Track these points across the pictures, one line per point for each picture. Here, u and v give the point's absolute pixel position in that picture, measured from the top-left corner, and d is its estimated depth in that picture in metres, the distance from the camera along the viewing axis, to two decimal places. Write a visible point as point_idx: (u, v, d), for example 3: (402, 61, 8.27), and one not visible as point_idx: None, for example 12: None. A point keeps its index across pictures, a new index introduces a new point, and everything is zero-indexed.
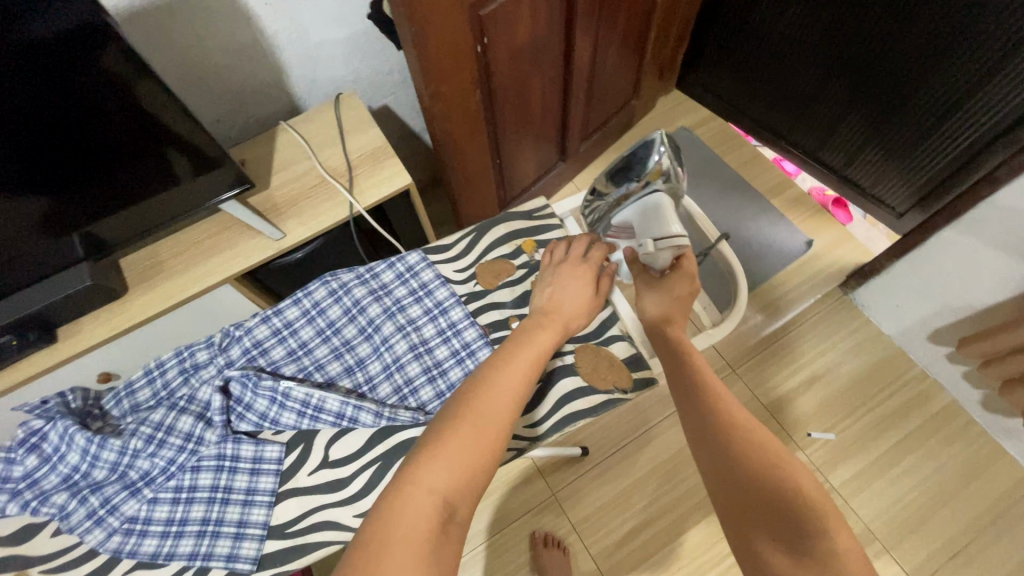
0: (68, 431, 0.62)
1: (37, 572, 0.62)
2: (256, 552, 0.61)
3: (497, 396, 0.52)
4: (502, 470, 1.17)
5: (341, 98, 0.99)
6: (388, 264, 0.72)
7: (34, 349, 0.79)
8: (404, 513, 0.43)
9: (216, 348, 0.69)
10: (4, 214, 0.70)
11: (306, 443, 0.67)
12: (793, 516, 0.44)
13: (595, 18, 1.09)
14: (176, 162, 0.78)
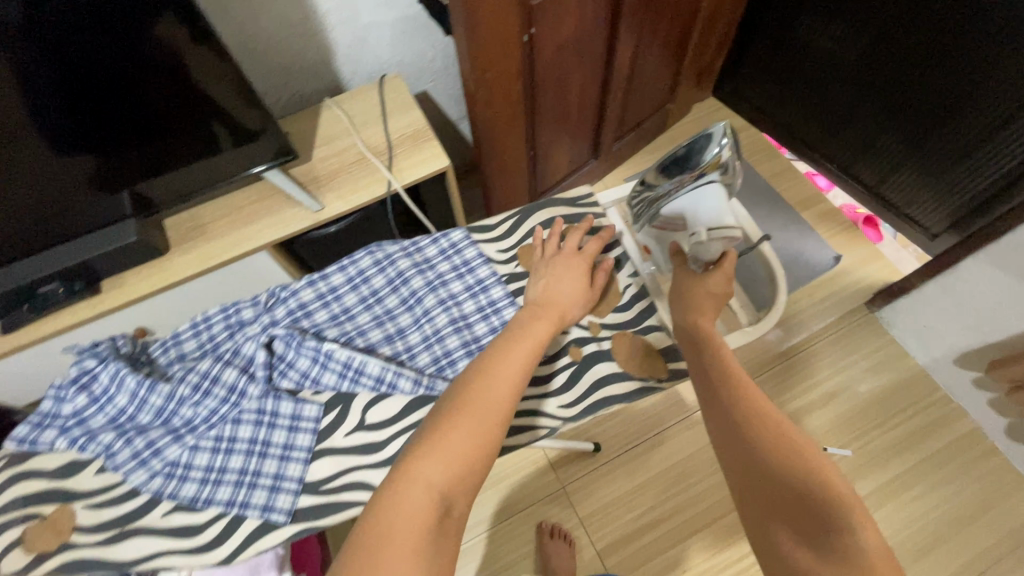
0: (120, 373, 0.66)
1: (79, 506, 0.62)
2: (290, 505, 0.62)
3: (493, 390, 0.55)
4: (514, 459, 1.18)
5: (385, 78, 1.00)
6: (433, 239, 0.75)
7: (77, 298, 0.82)
8: (402, 506, 0.47)
9: (262, 308, 0.73)
10: (56, 170, 0.73)
11: (343, 406, 0.67)
12: (807, 506, 0.45)
13: (641, 16, 1.09)
14: (224, 129, 0.80)
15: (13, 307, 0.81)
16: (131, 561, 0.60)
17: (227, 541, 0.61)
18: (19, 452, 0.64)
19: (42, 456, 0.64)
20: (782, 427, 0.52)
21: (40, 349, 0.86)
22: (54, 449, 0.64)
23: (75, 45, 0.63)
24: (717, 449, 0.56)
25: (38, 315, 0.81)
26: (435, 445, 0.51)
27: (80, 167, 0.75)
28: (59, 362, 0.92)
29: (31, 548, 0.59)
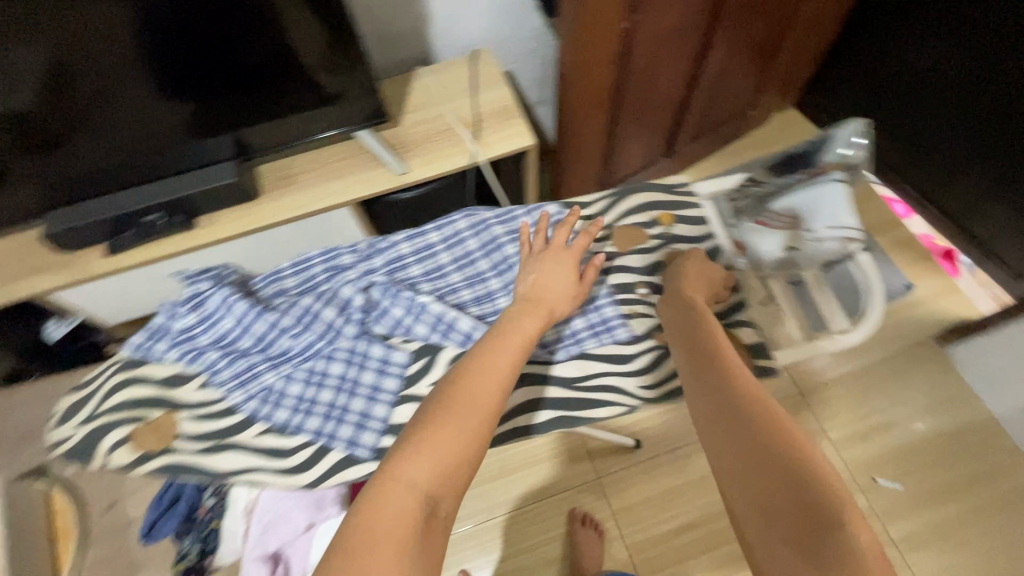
0: (229, 298, 0.70)
1: (184, 417, 0.67)
2: (374, 443, 0.66)
3: (480, 384, 0.53)
4: (552, 444, 1.19)
5: (478, 52, 1.00)
6: (527, 210, 0.80)
7: (175, 229, 0.87)
8: (384, 506, 0.43)
9: (360, 255, 0.77)
10: (159, 112, 0.79)
11: (430, 356, 0.70)
12: (820, 527, 0.41)
13: (743, 13, 1.06)
14: (322, 85, 0.83)
15: (119, 231, 0.87)
16: (225, 472, 0.65)
17: (314, 467, 0.65)
18: (132, 359, 0.69)
19: (150, 365, 0.69)
20: (785, 437, 0.49)
21: (134, 274, 0.92)
22: (163, 361, 0.69)
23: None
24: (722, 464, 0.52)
25: (137, 242, 0.87)
26: (422, 442, 0.47)
27: (178, 109, 0.80)
28: (147, 289, 0.98)
29: (138, 447, 0.65)
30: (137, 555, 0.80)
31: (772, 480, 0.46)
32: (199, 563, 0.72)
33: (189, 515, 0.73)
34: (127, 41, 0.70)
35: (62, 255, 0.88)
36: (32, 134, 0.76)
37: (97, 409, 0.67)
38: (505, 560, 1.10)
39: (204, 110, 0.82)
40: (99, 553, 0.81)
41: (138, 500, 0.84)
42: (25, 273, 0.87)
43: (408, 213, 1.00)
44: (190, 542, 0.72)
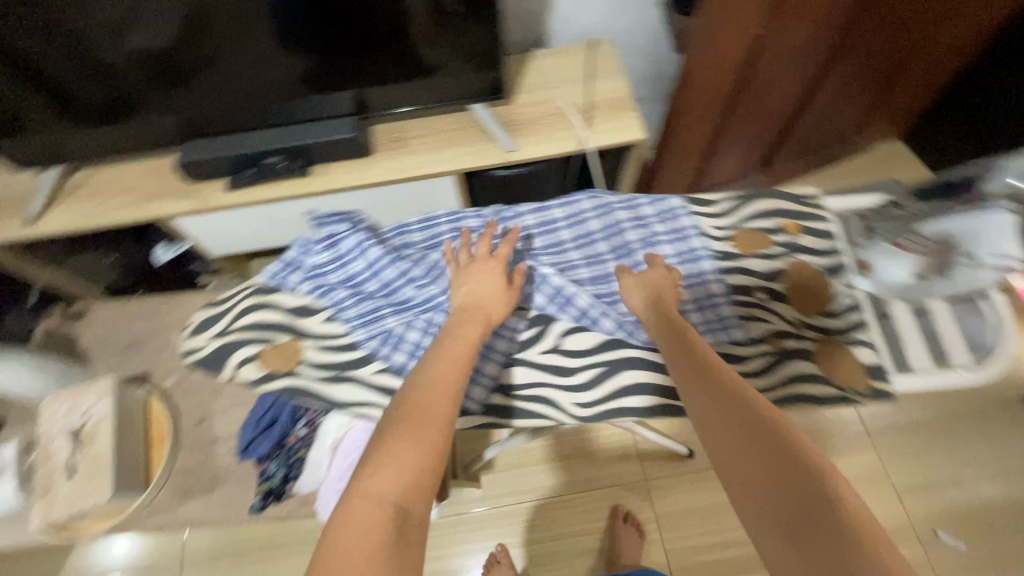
0: (365, 242, 0.74)
1: (311, 344, 0.71)
2: (484, 396, 0.71)
3: (433, 395, 0.52)
4: (604, 438, 1.19)
5: (597, 43, 1.01)
6: (650, 201, 0.80)
7: (291, 173, 0.92)
8: (350, 523, 0.41)
9: (484, 222, 0.79)
10: (279, 61, 0.84)
11: (543, 326, 0.75)
12: (820, 515, 0.40)
13: (876, 39, 0.98)
14: (447, 53, 0.86)
15: (242, 168, 0.93)
16: (343, 402, 0.68)
17: None
18: (266, 286, 0.74)
19: (281, 294, 0.74)
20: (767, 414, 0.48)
21: (245, 211, 0.98)
22: (298, 291, 0.74)
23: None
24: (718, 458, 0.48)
25: (256, 181, 0.92)
26: (383, 454, 0.46)
27: (298, 59, 0.84)
28: (253, 227, 1.04)
29: (264, 365, 0.70)
30: (221, 469, 0.87)
31: (763, 466, 0.45)
32: (282, 487, 0.75)
33: (280, 442, 0.78)
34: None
35: (188, 184, 0.95)
36: (167, 70, 0.83)
37: (231, 326, 0.72)
38: (542, 542, 1.12)
39: (324, 64, 0.85)
40: (187, 462, 0.88)
41: (226, 420, 0.91)
42: (154, 195, 0.94)
43: (505, 190, 1.02)
44: (276, 466, 0.77)
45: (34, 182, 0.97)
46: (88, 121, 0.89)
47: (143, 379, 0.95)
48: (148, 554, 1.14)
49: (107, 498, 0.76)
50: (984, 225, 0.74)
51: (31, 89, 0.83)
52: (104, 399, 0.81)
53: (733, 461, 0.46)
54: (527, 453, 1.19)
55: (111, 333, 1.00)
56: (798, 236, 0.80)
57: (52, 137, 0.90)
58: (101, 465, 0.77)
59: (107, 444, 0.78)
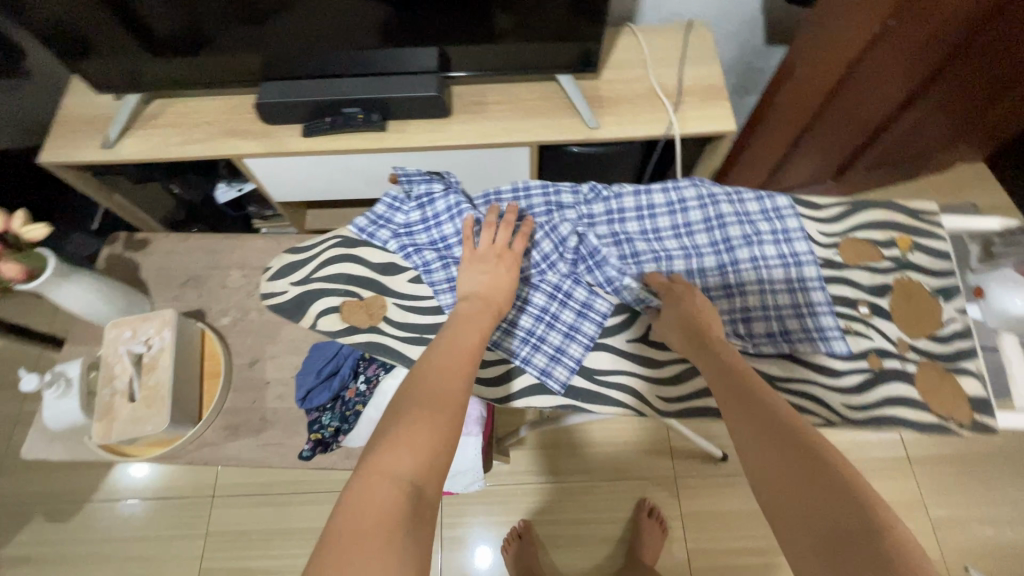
0: (459, 205, 0.61)
1: (391, 302, 0.60)
2: (565, 380, 0.58)
3: (443, 376, 0.49)
4: (638, 430, 1.19)
5: (693, 26, 0.97)
6: (758, 196, 0.62)
7: (365, 127, 0.91)
8: (364, 499, 0.40)
9: (580, 198, 0.66)
10: (360, 10, 0.81)
11: (631, 314, 0.62)
12: (855, 529, 0.36)
13: (995, 70, 0.86)
14: (541, 20, 0.83)
15: (318, 116, 0.92)
16: None
17: (502, 387, 0.59)
18: (353, 238, 0.64)
19: (369, 246, 0.63)
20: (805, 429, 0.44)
21: (314, 160, 0.97)
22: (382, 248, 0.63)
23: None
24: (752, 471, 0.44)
25: (332, 129, 0.91)
26: (399, 435, 0.44)
27: (386, 11, 0.81)
28: (319, 177, 1.03)
29: (346, 319, 0.59)
30: (269, 413, 0.87)
31: (797, 477, 0.41)
32: (333, 438, 0.75)
33: (338, 395, 0.77)
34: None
35: (261, 126, 0.94)
36: (248, 8, 0.81)
37: (313, 275, 0.62)
38: (564, 524, 1.13)
39: (414, 17, 0.82)
40: (236, 402, 0.88)
41: (277, 365, 0.91)
42: (229, 133, 0.94)
43: (577, 167, 1.00)
44: (329, 418, 0.77)
45: (114, 107, 0.97)
46: (167, 52, 0.88)
47: (200, 315, 0.96)
48: (182, 484, 1.17)
49: (163, 427, 0.77)
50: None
51: (111, 15, 0.81)
52: (165, 330, 0.83)
53: (764, 470, 0.43)
54: (559, 435, 1.20)
55: (170, 266, 1.00)
56: (913, 254, 0.59)
57: (130, 64, 0.89)
58: (160, 395, 0.78)
59: (167, 374, 0.80)
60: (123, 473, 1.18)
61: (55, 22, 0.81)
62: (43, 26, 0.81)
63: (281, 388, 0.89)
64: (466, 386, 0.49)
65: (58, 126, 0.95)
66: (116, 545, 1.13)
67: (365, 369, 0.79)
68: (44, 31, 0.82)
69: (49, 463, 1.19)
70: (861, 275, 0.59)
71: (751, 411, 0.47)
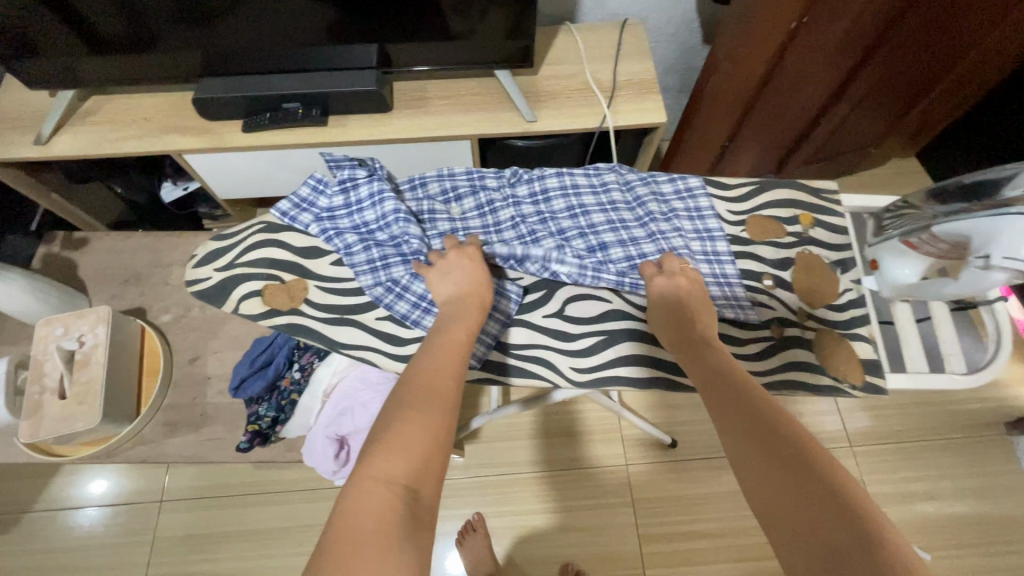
0: (382, 191, 0.62)
1: (313, 285, 0.61)
2: (481, 355, 0.59)
3: (435, 374, 0.48)
4: (592, 420, 1.21)
5: (627, 25, 1.01)
6: (672, 178, 0.66)
7: (306, 121, 0.92)
8: (358, 507, 0.37)
9: (505, 182, 0.68)
10: (300, 9, 0.83)
11: (547, 290, 0.63)
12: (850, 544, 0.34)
13: (907, 43, 0.93)
14: (479, 17, 0.85)
15: (259, 112, 0.92)
16: (344, 347, 0.58)
17: None
18: (277, 223, 0.64)
19: (294, 232, 0.64)
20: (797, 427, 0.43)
21: (258, 156, 0.97)
22: (305, 232, 0.64)
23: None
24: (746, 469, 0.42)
25: (272, 124, 0.92)
26: (393, 436, 0.42)
27: (320, 7, 0.83)
28: (264, 172, 1.03)
29: (266, 302, 0.59)
30: (210, 408, 0.86)
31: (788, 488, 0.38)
32: (271, 429, 0.77)
33: (273, 385, 0.77)
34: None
35: (201, 122, 0.94)
36: (188, 6, 0.81)
37: (237, 260, 0.63)
38: (518, 514, 1.13)
39: (350, 14, 0.84)
40: (175, 399, 0.86)
41: (219, 360, 0.90)
42: (169, 129, 0.94)
43: (520, 161, 1.02)
44: (266, 408, 0.77)
45: (49, 104, 0.96)
46: (100, 48, 0.87)
47: (141, 312, 0.94)
48: (129, 490, 1.15)
49: (94, 424, 0.76)
50: (997, 226, 0.46)
51: (47, 11, 0.81)
52: (99, 326, 0.81)
53: (766, 471, 0.40)
54: (513, 427, 1.21)
55: (110, 265, 0.99)
56: (812, 231, 0.62)
57: (66, 61, 0.88)
58: (91, 391, 0.77)
59: (100, 370, 0.78)
60: (65, 482, 1.15)
61: None
62: None
63: (223, 383, 0.88)
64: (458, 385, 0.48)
65: None
66: (59, 555, 1.09)
67: (300, 357, 0.80)
68: None
69: None
70: (765, 249, 0.62)
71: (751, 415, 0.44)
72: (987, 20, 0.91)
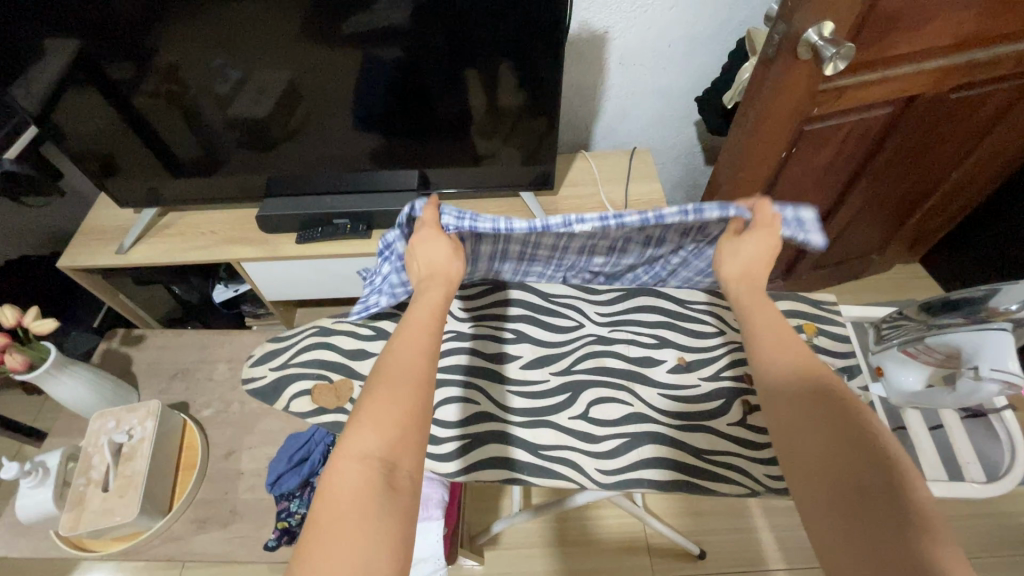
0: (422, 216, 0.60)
1: (357, 385, 0.66)
2: (509, 457, 0.60)
3: (406, 351, 0.48)
4: (615, 526, 1.18)
5: (634, 152, 1.15)
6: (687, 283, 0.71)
7: (353, 234, 1.04)
8: (336, 486, 0.39)
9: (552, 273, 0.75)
10: (359, 144, 0.99)
11: (572, 392, 0.63)
12: (879, 529, 0.37)
13: (889, 158, 1.04)
14: (506, 144, 1.00)
15: (312, 227, 1.05)
16: None
17: (451, 464, 0.59)
18: (329, 327, 0.70)
19: (343, 334, 0.69)
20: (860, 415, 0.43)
21: (306, 264, 1.08)
22: (353, 334, 0.69)
23: (404, 54, 0.85)
24: (790, 441, 0.44)
25: (323, 237, 1.04)
26: (362, 415, 0.43)
27: (373, 141, 0.99)
28: (309, 278, 1.13)
29: (315, 401, 0.64)
30: (239, 504, 0.87)
31: (835, 461, 0.41)
32: (299, 527, 0.81)
33: (306, 481, 0.83)
34: (351, 84, 0.89)
35: (261, 235, 1.07)
36: (263, 139, 0.98)
37: (291, 359, 0.68)
38: None
39: (399, 146, 1.00)
40: (208, 492, 0.88)
41: (252, 455, 0.93)
42: (232, 240, 1.06)
43: None
44: (296, 504, 0.83)
45: (132, 219, 1.10)
46: (183, 172, 1.03)
47: (183, 406, 1.00)
48: None
49: (131, 518, 0.78)
50: (986, 341, 0.53)
51: (141, 143, 0.97)
52: (148, 420, 0.87)
53: (806, 451, 0.42)
54: (533, 533, 1.17)
55: (161, 360, 1.06)
56: (817, 339, 0.66)
57: (150, 183, 1.04)
58: (133, 483, 0.81)
59: (144, 463, 0.83)
60: None
61: (91, 149, 0.97)
62: (82, 152, 0.97)
63: (254, 478, 0.90)
64: (433, 359, 0.48)
65: (80, 236, 1.07)
66: None
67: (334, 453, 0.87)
68: (79, 152, 0.97)
69: (3, 570, 1.15)
70: (822, 236, 0.53)
71: (804, 395, 0.45)
72: (962, 134, 1.03)
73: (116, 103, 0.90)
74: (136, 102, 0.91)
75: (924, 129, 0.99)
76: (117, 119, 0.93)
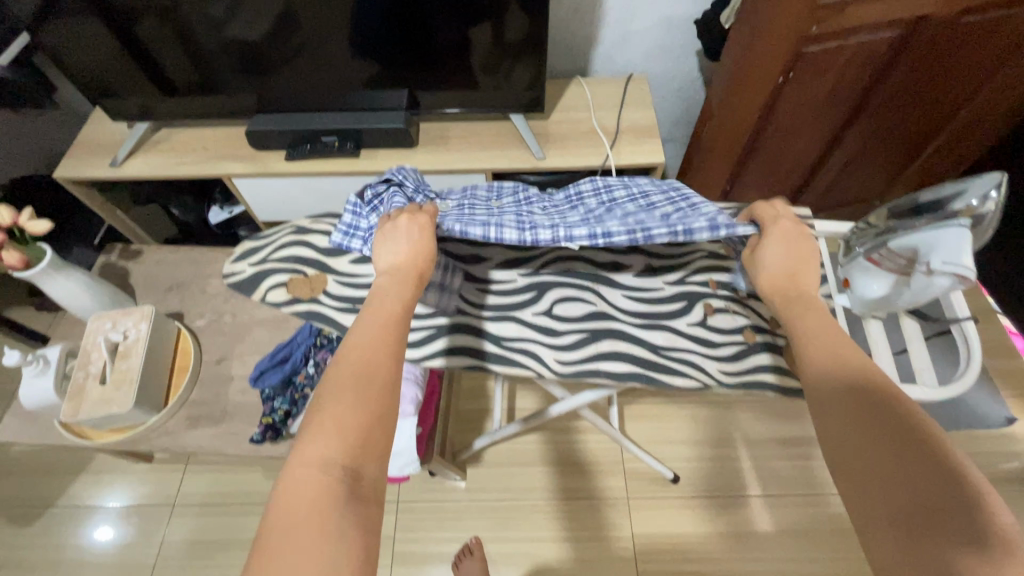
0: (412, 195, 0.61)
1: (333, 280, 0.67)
2: (470, 343, 0.61)
3: (367, 344, 0.46)
4: (594, 449, 1.22)
5: (631, 79, 1.12)
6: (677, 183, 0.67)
7: (341, 153, 1.04)
8: (295, 492, 0.38)
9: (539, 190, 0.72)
10: (352, 68, 0.97)
11: (538, 291, 0.65)
12: (942, 555, 0.33)
13: (897, 84, 1.00)
14: (498, 69, 0.98)
15: (301, 143, 1.05)
16: None
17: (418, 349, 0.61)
18: (306, 226, 0.72)
19: (321, 235, 0.72)
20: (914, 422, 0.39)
21: (298, 183, 1.09)
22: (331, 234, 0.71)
23: None
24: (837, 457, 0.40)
25: (311, 154, 1.05)
26: (322, 419, 0.41)
27: (365, 63, 0.97)
28: (300, 198, 1.15)
29: (290, 291, 0.66)
30: (230, 406, 0.92)
31: (887, 480, 0.37)
32: (282, 423, 0.85)
33: (287, 379, 0.89)
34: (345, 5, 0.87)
35: (253, 152, 1.07)
36: (254, 60, 0.97)
37: (269, 255, 0.70)
38: (515, 540, 1.13)
39: (391, 68, 0.98)
40: (200, 394, 0.93)
41: (243, 363, 0.97)
42: (223, 157, 1.07)
43: None
44: (280, 403, 0.87)
45: (126, 134, 1.11)
46: (174, 91, 1.02)
47: (178, 316, 1.04)
48: (144, 490, 1.20)
49: (127, 409, 0.83)
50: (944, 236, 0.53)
51: (130, 59, 0.96)
52: (142, 322, 0.90)
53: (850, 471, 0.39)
54: (512, 451, 1.23)
55: (158, 274, 1.10)
56: None
57: (142, 100, 1.04)
58: (128, 378, 0.85)
59: (138, 360, 0.87)
60: (88, 479, 1.21)
61: (83, 63, 0.97)
62: (73, 66, 0.97)
63: (244, 382, 0.94)
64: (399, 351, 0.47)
65: (76, 150, 1.08)
66: (70, 551, 1.13)
67: (315, 355, 0.90)
68: (71, 67, 0.97)
69: (20, 463, 1.23)
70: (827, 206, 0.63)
71: (838, 405, 0.42)
72: (979, 58, 0.97)
73: (104, 16, 0.88)
74: (127, 19, 0.89)
75: (935, 54, 0.94)
76: (109, 37, 0.92)
